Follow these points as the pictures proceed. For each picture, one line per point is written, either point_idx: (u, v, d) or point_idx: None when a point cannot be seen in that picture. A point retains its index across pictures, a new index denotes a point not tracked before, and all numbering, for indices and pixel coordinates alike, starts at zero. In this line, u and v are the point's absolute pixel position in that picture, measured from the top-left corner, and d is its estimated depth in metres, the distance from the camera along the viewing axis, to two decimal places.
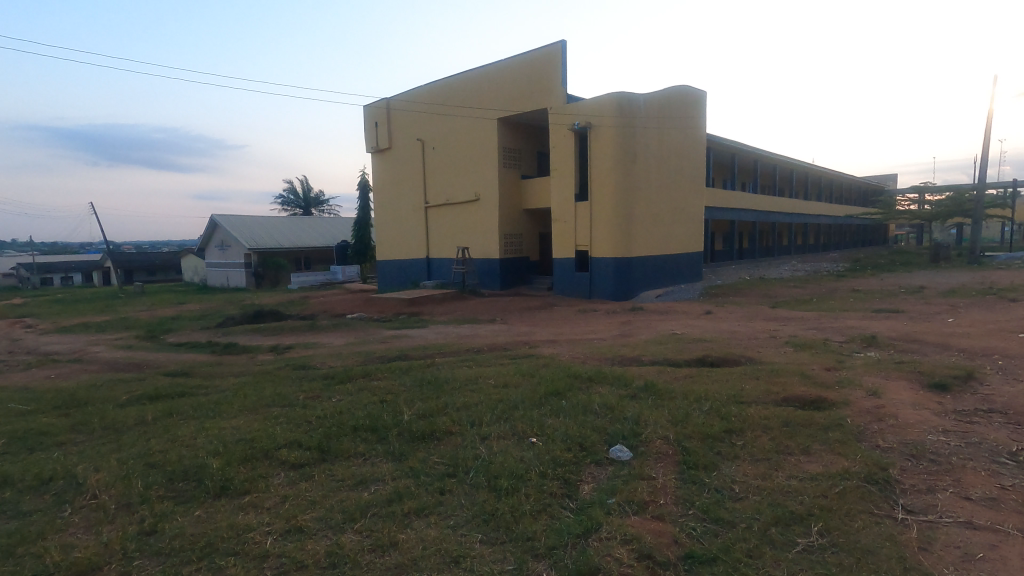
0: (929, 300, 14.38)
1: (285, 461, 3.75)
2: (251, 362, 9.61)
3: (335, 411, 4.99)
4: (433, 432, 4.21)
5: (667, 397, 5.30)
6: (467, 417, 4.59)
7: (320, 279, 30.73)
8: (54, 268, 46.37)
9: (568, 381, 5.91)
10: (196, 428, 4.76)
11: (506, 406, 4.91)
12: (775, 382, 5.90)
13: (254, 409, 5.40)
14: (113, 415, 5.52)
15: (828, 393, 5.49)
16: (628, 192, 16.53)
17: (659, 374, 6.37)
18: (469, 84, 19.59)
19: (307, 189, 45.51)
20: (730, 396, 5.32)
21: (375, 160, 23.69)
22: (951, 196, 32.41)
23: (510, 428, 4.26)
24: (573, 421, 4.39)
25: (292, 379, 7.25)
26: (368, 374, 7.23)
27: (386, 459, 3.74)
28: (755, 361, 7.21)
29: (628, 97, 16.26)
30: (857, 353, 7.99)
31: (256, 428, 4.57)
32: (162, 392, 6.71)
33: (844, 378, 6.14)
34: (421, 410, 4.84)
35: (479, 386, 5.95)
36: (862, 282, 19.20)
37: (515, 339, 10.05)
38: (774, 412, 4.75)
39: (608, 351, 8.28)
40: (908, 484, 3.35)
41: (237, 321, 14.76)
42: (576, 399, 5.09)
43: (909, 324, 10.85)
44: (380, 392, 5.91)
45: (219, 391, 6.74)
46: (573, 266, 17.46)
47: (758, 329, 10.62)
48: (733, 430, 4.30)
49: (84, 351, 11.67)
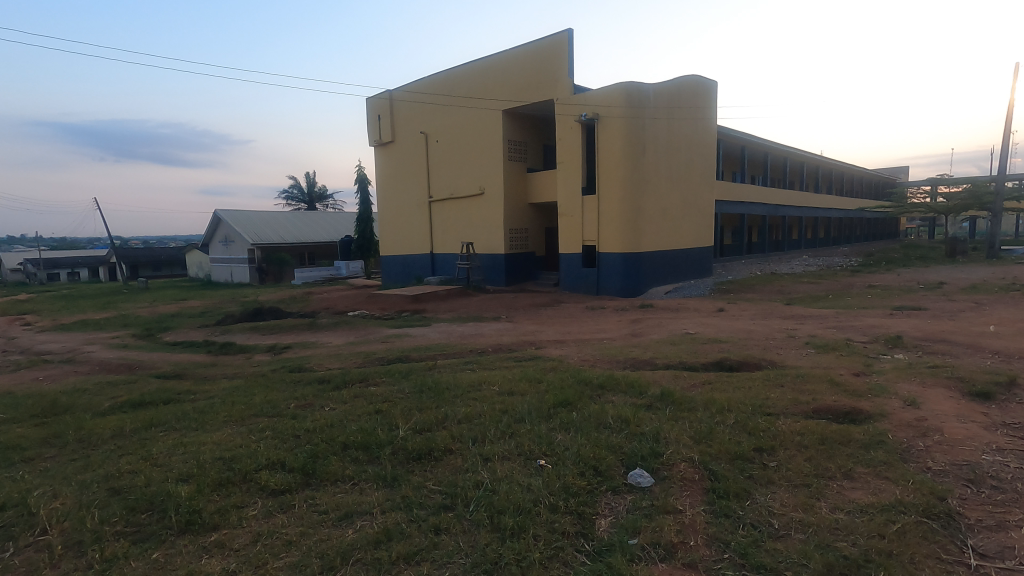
0: (951, 296, 13.90)
1: (264, 486, 3.36)
2: (246, 364, 9.26)
3: (326, 425, 4.59)
4: (432, 450, 3.81)
5: (686, 407, 4.87)
6: (468, 432, 4.17)
7: (324, 275, 30.44)
8: (60, 264, 46.09)
9: (577, 389, 5.49)
10: (174, 443, 4.37)
11: (510, 419, 4.49)
12: (802, 390, 5.45)
13: (240, 421, 5.03)
14: (91, 426, 5.15)
15: (863, 402, 5.04)
16: (637, 184, 16.03)
17: (674, 381, 5.95)
18: (473, 75, 19.12)
19: (311, 184, 45.23)
20: (756, 406, 4.89)
21: (378, 154, 23.26)
22: (967, 188, 31.71)
23: (515, 446, 3.84)
24: (586, 438, 3.97)
25: (286, 384, 6.88)
26: (366, 379, 6.83)
27: (377, 485, 3.34)
28: (777, 365, 6.76)
29: (637, 86, 15.75)
30: (885, 356, 7.54)
31: (238, 444, 4.20)
32: (146, 399, 6.32)
33: (876, 385, 5.68)
34: (418, 424, 4.42)
35: (482, 394, 5.55)
36: (879, 278, 18.61)
37: (521, 339, 9.63)
38: (806, 426, 4.32)
39: (619, 354, 7.84)
40: (974, 519, 2.93)
41: (237, 318, 14.41)
42: (587, 410, 4.67)
43: (935, 324, 10.33)
44: (376, 401, 5.51)
45: (208, 398, 6.36)
46: (580, 261, 17.00)
47: (775, 328, 10.15)
48: (764, 448, 3.87)
49: (78, 350, 11.33)
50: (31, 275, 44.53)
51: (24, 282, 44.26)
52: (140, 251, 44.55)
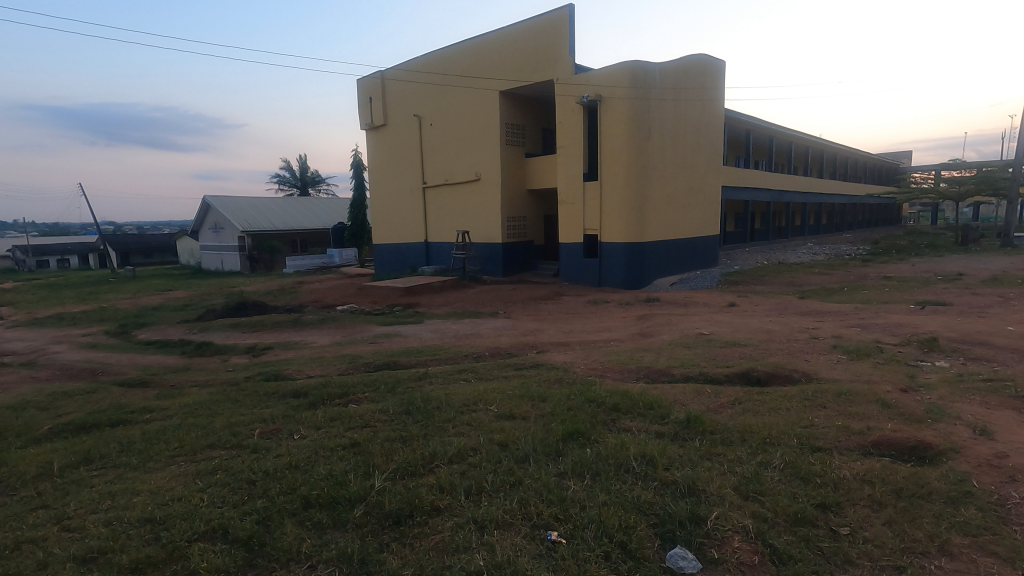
0: (973, 289, 13.20)
1: (192, 572, 2.61)
2: (220, 369, 8.45)
3: (289, 464, 3.82)
4: (414, 510, 3.07)
5: (719, 440, 4.10)
6: (461, 480, 3.40)
7: (316, 263, 29.21)
8: (49, 251, 44.82)
9: (589, 413, 4.70)
10: (100, 492, 3.58)
11: (511, 460, 3.72)
12: (851, 414, 4.67)
13: (191, 454, 4.25)
14: (13, 460, 4.33)
15: (926, 432, 4.25)
16: (642, 169, 15.14)
17: (699, 400, 5.16)
18: (468, 53, 18.13)
19: (304, 168, 44.18)
20: (801, 438, 4.11)
21: (369, 138, 22.27)
22: (977, 172, 30.92)
23: (518, 504, 3.09)
24: (605, 493, 3.21)
25: (256, 399, 6.07)
26: (346, 393, 6.02)
27: (341, 571, 2.60)
28: (812, 377, 5.96)
29: (641, 65, 14.83)
30: (925, 363, 6.76)
31: (176, 496, 3.41)
32: (91, 419, 5.46)
33: (933, 406, 4.89)
34: (400, 466, 3.65)
35: (477, 417, 4.78)
36: (892, 268, 17.77)
37: (520, 341, 8.82)
38: (870, 468, 3.57)
39: (630, 361, 7.04)
40: None
41: (218, 313, 13.52)
42: (604, 446, 3.90)
43: (966, 322, 9.59)
44: (354, 427, 4.72)
45: (164, 418, 5.52)
46: (581, 251, 16.21)
47: (795, 328, 9.35)
48: (830, 505, 3.12)
49: (42, 351, 10.46)
50: (19, 262, 43.21)
51: (13, 270, 43.05)
52: (130, 237, 43.40)
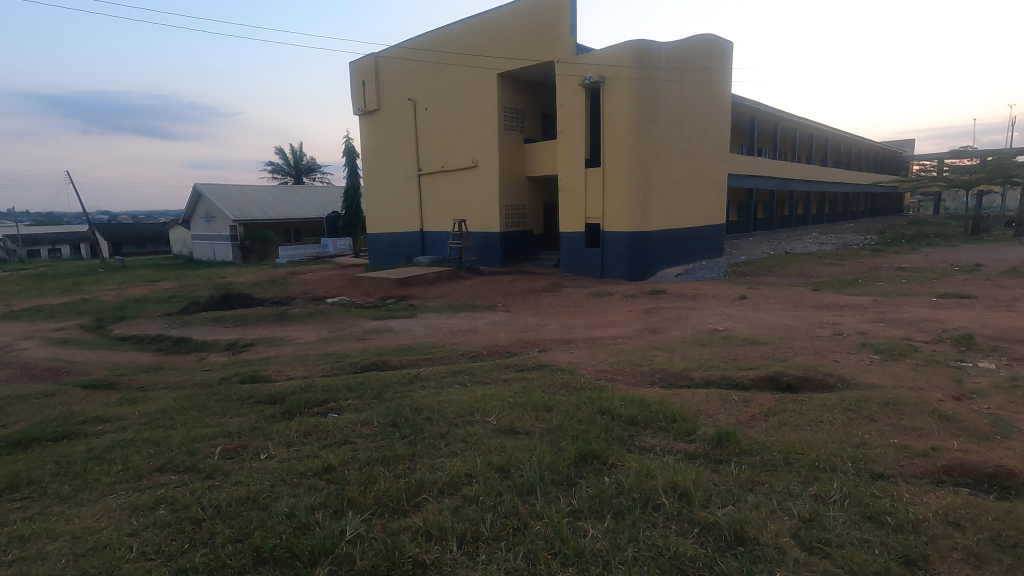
0: (995, 281, 12.55)
1: None
2: (196, 368, 7.77)
3: (246, 497, 3.17)
4: (393, 570, 2.41)
5: (762, 464, 3.46)
6: (456, 523, 2.74)
7: (309, 254, 28.49)
8: (41, 241, 44.01)
9: (604, 428, 4.05)
10: (11, 534, 2.92)
11: (513, 493, 3.07)
12: (906, 429, 4.05)
13: (136, 480, 3.60)
14: None
15: (1001, 454, 3.61)
16: (646, 153, 14.40)
17: (727, 411, 4.51)
18: (465, 33, 17.33)
19: (299, 156, 43.20)
20: (858, 461, 3.47)
21: (363, 123, 21.48)
22: (988, 160, 30.09)
23: (526, 564, 2.44)
24: (633, 543, 2.57)
25: (225, 406, 5.40)
26: (327, 400, 5.34)
27: None
28: (850, 383, 5.31)
29: (647, 44, 14.06)
30: (968, 365, 6.12)
31: (100, 543, 2.75)
32: (34, 431, 4.78)
33: (996, 419, 4.27)
34: (379, 502, 3.01)
35: (472, 432, 4.12)
36: (906, 259, 17.07)
37: (521, 338, 8.15)
38: (954, 506, 2.92)
39: (642, 361, 6.39)
40: None
41: (202, 307, 12.82)
42: (627, 472, 3.25)
43: (998, 316, 8.95)
44: (331, 445, 4.06)
45: (118, 431, 4.84)
46: (582, 241, 15.52)
47: (814, 323, 8.71)
48: (915, 559, 2.49)
49: (9, 348, 9.77)
50: (11, 252, 42.36)
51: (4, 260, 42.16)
52: (123, 227, 42.65)
